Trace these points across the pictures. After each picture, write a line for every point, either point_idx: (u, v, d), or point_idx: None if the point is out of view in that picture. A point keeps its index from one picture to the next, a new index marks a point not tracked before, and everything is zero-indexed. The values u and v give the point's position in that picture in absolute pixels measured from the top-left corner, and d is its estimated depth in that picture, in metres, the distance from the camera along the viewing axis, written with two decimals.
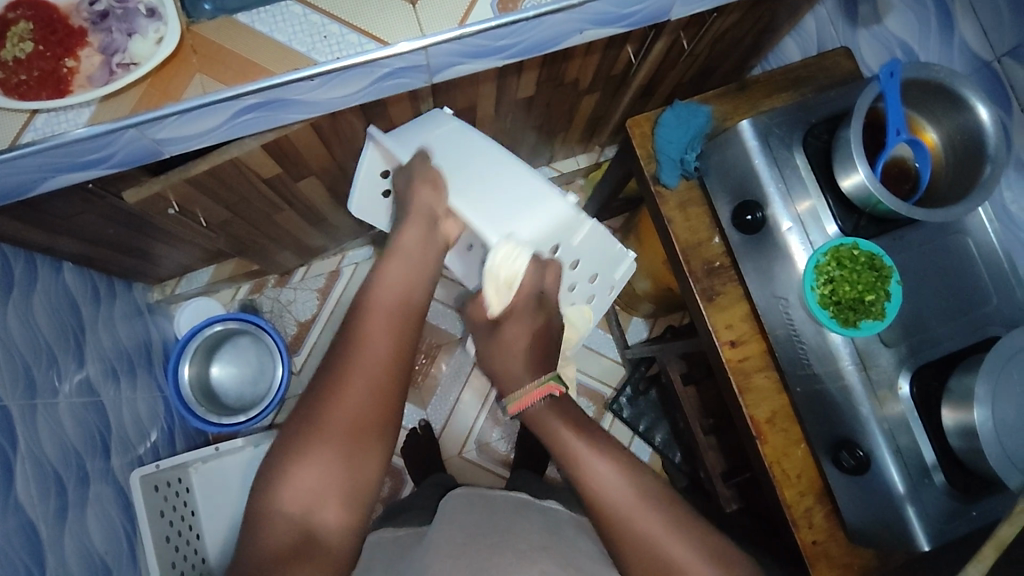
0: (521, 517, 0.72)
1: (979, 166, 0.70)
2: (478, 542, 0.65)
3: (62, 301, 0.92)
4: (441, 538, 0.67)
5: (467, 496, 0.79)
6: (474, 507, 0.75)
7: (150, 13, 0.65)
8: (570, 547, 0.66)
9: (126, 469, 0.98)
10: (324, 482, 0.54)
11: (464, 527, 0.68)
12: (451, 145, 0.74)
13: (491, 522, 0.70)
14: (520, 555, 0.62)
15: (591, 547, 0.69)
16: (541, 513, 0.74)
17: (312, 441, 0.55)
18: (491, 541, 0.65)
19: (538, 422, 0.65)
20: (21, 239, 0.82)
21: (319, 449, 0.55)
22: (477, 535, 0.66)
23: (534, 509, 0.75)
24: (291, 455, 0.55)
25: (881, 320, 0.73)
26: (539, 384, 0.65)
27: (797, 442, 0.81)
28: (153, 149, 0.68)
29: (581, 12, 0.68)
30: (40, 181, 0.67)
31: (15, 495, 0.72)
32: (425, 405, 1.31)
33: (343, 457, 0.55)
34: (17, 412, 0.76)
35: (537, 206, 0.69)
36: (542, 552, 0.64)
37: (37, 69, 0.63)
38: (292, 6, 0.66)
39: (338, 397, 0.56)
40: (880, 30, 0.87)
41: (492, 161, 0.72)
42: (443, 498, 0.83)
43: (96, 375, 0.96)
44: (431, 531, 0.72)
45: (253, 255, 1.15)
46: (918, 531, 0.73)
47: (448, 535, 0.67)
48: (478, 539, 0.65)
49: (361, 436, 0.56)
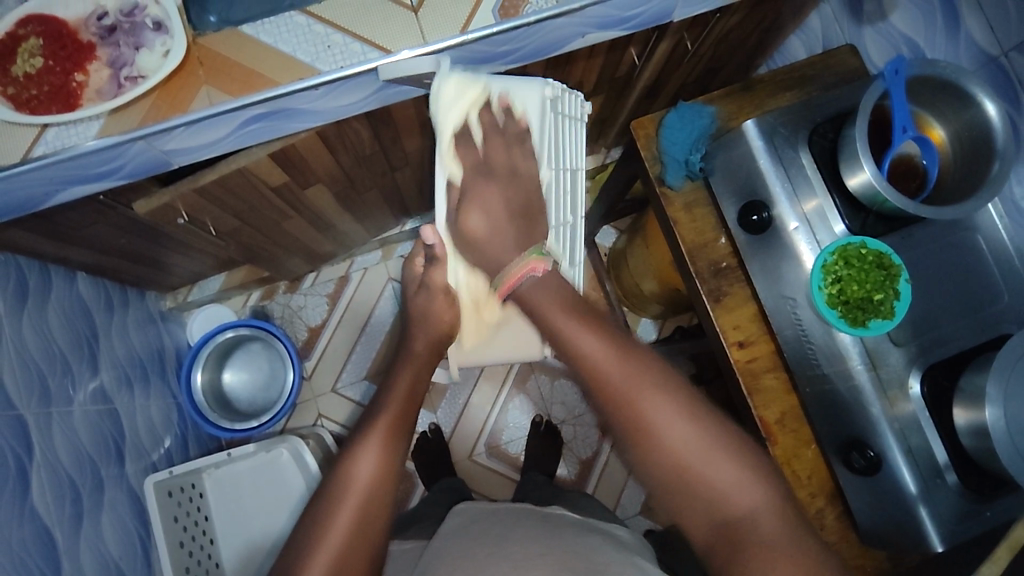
0: (523, 525, 0.72)
1: (987, 161, 0.69)
2: (480, 551, 0.65)
3: (75, 311, 0.94)
4: (447, 553, 0.68)
5: (469, 514, 0.79)
6: (476, 524, 0.75)
7: (157, 26, 0.66)
8: (570, 550, 0.65)
9: (140, 476, 0.99)
10: (383, 457, 0.62)
11: (469, 540, 0.69)
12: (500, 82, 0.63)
13: (493, 532, 0.70)
14: (514, 562, 0.61)
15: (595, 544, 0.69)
16: (541, 522, 0.73)
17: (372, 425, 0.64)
18: (487, 556, 0.64)
19: (524, 300, 0.65)
20: (35, 251, 0.84)
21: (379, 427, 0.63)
22: (479, 545, 0.67)
23: (535, 518, 0.74)
24: (354, 442, 0.63)
25: (890, 319, 0.72)
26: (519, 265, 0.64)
27: (807, 443, 0.80)
28: (161, 161, 0.69)
29: (582, 15, 0.68)
30: (52, 194, 0.69)
31: (30, 502, 0.73)
32: (436, 408, 1.31)
33: (397, 434, 0.64)
34: (32, 421, 0.78)
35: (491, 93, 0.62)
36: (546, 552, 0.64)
37: (47, 84, 0.65)
38: (296, 16, 0.67)
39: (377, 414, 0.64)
40: (885, 26, 0.86)
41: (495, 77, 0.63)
42: (450, 513, 0.83)
43: (110, 382, 0.97)
44: (434, 550, 0.71)
45: (264, 263, 1.16)
46: (930, 532, 0.72)
47: (448, 557, 0.67)
48: (480, 549, 0.66)
49: (402, 425, 0.64)
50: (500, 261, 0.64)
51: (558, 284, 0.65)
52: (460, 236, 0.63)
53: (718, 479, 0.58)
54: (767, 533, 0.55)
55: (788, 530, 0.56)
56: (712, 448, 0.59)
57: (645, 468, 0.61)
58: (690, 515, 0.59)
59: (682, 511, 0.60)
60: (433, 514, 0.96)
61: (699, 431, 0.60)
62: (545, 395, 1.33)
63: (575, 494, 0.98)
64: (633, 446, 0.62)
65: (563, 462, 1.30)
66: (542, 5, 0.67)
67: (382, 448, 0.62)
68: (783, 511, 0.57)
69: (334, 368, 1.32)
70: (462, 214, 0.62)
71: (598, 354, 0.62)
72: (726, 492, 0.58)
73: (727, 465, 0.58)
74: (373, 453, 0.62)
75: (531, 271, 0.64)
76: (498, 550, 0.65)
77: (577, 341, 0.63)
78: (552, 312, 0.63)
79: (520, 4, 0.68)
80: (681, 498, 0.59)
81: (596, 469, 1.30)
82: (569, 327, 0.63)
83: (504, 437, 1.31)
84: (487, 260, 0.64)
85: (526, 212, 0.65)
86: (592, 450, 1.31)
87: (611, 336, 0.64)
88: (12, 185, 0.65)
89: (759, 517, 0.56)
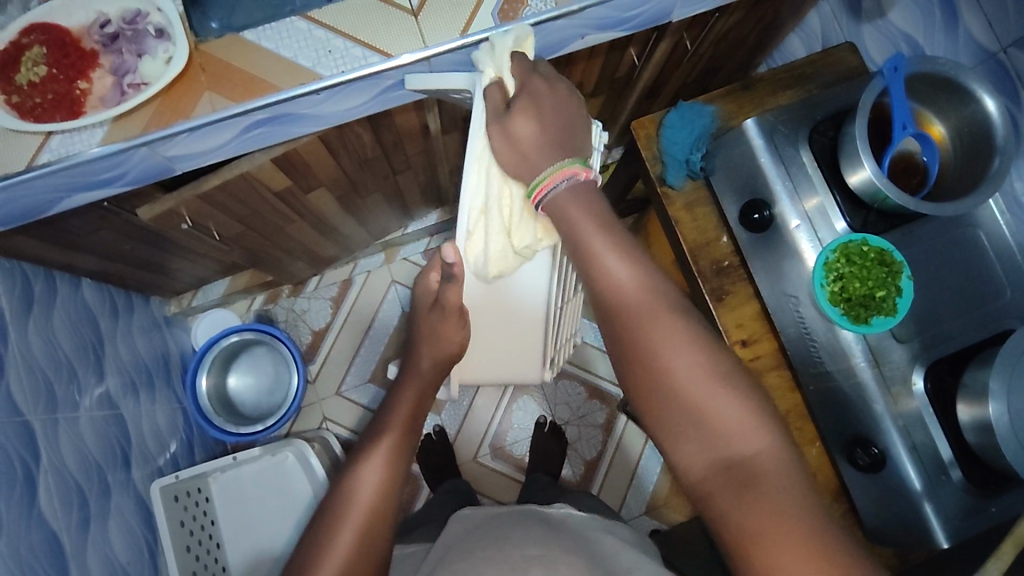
0: (525, 526, 0.72)
1: (988, 157, 0.69)
2: (480, 553, 0.66)
3: (80, 317, 0.94)
4: (450, 556, 0.68)
5: (473, 518, 0.79)
6: (479, 528, 0.75)
7: (159, 33, 0.67)
8: (572, 553, 0.65)
9: (146, 480, 1.00)
10: (388, 467, 0.63)
11: (471, 543, 0.70)
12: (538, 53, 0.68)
13: (495, 534, 0.71)
14: (514, 563, 0.62)
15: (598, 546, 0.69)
16: (544, 525, 0.73)
17: (382, 432, 0.65)
18: (488, 558, 0.64)
19: (556, 205, 0.61)
20: (40, 258, 0.84)
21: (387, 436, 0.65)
22: (480, 548, 0.67)
23: (537, 520, 0.74)
24: (361, 449, 0.65)
25: (893, 315, 0.72)
26: (561, 168, 0.61)
27: (812, 441, 0.80)
28: (164, 167, 0.70)
29: (581, 17, 0.68)
30: (57, 201, 0.69)
31: (38, 508, 0.74)
32: (440, 410, 1.32)
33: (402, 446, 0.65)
34: (39, 426, 0.78)
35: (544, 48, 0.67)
36: (549, 552, 0.64)
37: (51, 92, 0.65)
38: (296, 22, 0.67)
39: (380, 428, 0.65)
40: (884, 23, 0.86)
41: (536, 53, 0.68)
42: (453, 518, 0.81)
43: (115, 388, 0.97)
44: (436, 554, 0.71)
45: (267, 267, 1.17)
46: (935, 528, 0.72)
47: (449, 561, 0.67)
48: (480, 551, 0.66)
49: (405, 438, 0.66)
50: (536, 165, 0.61)
51: (597, 200, 0.62)
52: (503, 137, 0.61)
53: (722, 412, 0.53)
54: (767, 474, 0.51)
55: (789, 476, 0.51)
56: (722, 381, 0.55)
57: (645, 398, 0.57)
58: (687, 449, 0.54)
59: (675, 446, 0.55)
60: (437, 517, 0.96)
61: (708, 362, 0.55)
62: (548, 395, 1.33)
63: (580, 494, 0.99)
64: (633, 372, 0.58)
65: (567, 463, 1.30)
66: (541, 7, 0.68)
67: (388, 454, 0.63)
68: (790, 456, 0.53)
69: (338, 371, 1.32)
70: (510, 115, 0.60)
71: (623, 275, 0.59)
72: (729, 429, 0.53)
73: (735, 403, 0.54)
74: (378, 462, 0.63)
75: (569, 177, 0.61)
76: (499, 552, 0.65)
77: (602, 257, 0.60)
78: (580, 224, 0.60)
79: (520, 7, 0.68)
80: (680, 432, 0.55)
81: (600, 470, 1.30)
82: (597, 247, 0.60)
83: (508, 439, 1.31)
84: (524, 165, 0.61)
85: (569, 131, 0.63)
86: (596, 451, 1.31)
87: (634, 258, 0.61)
88: (16, 192, 0.65)
89: (762, 459, 0.52)
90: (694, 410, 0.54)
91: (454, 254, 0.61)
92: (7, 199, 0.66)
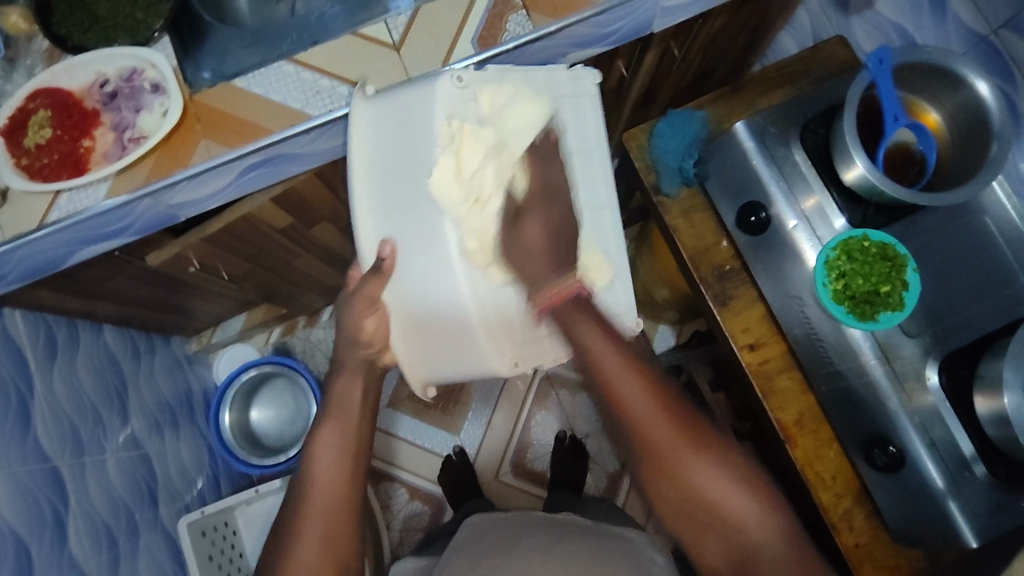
0: (529, 532, 0.75)
1: (986, 141, 0.68)
2: (481, 564, 0.68)
3: (103, 362, 0.98)
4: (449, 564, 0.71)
5: (477, 524, 0.83)
6: (484, 535, 0.78)
7: (155, 88, 0.70)
8: (574, 552, 0.67)
9: (175, 517, 1.03)
10: (344, 452, 0.62)
11: (476, 552, 0.72)
12: (407, 136, 0.59)
13: (498, 542, 0.73)
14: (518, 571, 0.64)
15: (597, 543, 0.71)
16: (550, 530, 0.75)
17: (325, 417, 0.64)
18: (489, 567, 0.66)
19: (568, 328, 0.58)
20: (63, 307, 0.88)
21: (336, 438, 0.63)
22: (483, 558, 0.69)
23: (541, 526, 0.77)
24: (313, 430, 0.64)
25: (900, 310, 0.71)
26: (563, 284, 0.57)
27: (829, 442, 0.77)
28: (169, 214, 0.73)
29: (560, 37, 0.70)
30: (71, 253, 0.72)
31: (68, 551, 0.77)
32: (458, 431, 1.32)
33: (354, 439, 0.63)
34: (66, 471, 0.81)
35: (417, 109, 0.59)
36: (547, 553, 0.67)
37: (56, 152, 0.68)
38: (284, 66, 0.70)
39: (320, 434, 0.63)
40: (873, 14, 0.85)
41: (408, 126, 0.59)
42: (459, 528, 0.85)
43: (141, 429, 1.00)
44: (441, 562, 0.74)
45: (282, 301, 1.20)
46: (964, 528, 0.71)
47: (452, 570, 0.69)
48: (481, 562, 0.68)
49: (359, 446, 0.63)
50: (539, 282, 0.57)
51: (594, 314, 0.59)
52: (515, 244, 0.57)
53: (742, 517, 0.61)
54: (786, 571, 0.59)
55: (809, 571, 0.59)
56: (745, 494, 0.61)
57: (662, 499, 0.63)
58: (710, 548, 0.62)
59: (699, 544, 0.63)
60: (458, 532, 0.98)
61: (729, 476, 0.61)
62: (566, 408, 1.33)
63: (599, 506, 0.98)
64: (654, 479, 0.62)
65: (591, 477, 1.30)
66: (519, 30, 0.69)
67: (345, 453, 0.62)
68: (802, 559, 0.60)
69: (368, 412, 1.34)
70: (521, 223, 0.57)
71: (647, 409, 0.59)
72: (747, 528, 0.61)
73: (748, 503, 0.61)
74: (333, 460, 0.62)
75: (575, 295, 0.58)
76: (502, 561, 0.67)
77: (623, 386, 0.59)
78: (605, 353, 0.58)
79: (499, 32, 0.69)
80: (701, 532, 0.62)
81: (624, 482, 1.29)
82: (613, 372, 0.58)
83: (530, 454, 1.31)
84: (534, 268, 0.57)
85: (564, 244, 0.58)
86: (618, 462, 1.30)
87: (657, 386, 0.60)
88: (33, 249, 0.69)
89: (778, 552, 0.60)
90: (724, 526, 0.61)
91: (388, 248, 0.59)
92: (26, 256, 0.69)
